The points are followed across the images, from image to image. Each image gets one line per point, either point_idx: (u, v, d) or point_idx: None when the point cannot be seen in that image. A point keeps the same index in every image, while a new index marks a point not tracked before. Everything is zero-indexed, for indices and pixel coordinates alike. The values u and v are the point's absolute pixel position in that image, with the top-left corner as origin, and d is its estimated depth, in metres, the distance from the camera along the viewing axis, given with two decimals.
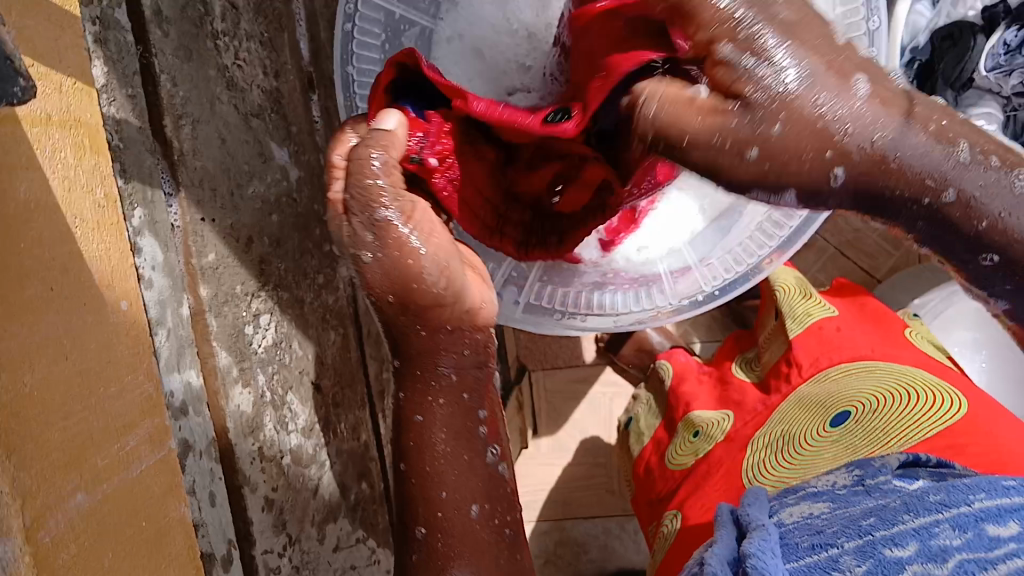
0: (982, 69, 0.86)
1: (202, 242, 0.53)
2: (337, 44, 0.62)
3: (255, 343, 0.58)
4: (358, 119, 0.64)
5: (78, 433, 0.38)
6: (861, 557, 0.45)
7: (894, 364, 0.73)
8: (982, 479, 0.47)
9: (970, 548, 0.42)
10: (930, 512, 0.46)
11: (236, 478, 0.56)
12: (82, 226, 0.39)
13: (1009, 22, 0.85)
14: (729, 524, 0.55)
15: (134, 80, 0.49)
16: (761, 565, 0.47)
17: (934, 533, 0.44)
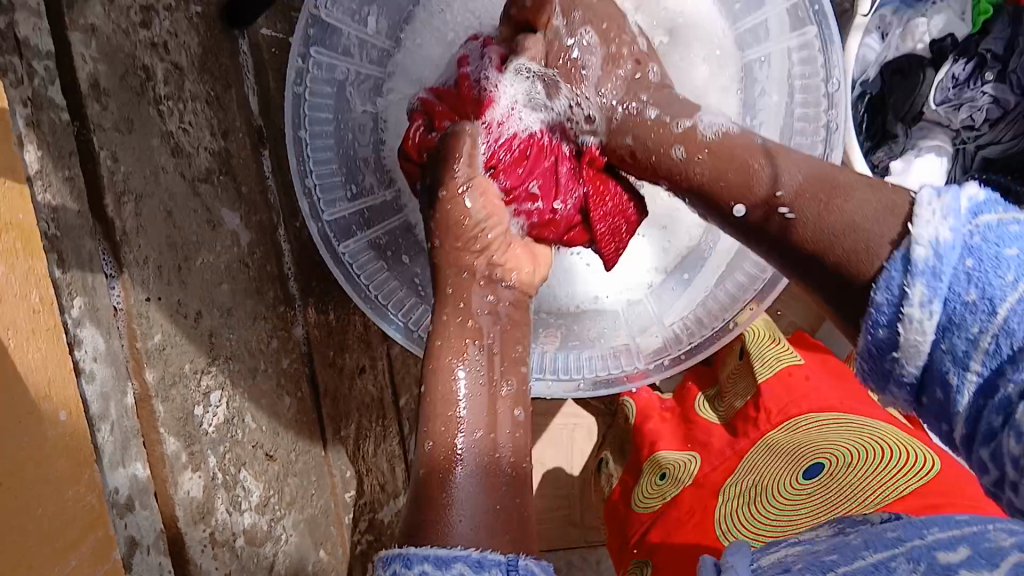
0: (931, 102, 0.86)
1: (148, 323, 0.51)
2: (288, 104, 0.60)
3: (205, 424, 0.55)
4: (311, 183, 0.62)
5: (8, 562, 0.36)
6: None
7: (869, 421, 0.73)
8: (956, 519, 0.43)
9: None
10: (894, 546, 0.41)
11: (187, 570, 0.53)
12: (15, 335, 0.37)
13: (955, 55, 0.85)
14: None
15: (71, 160, 0.46)
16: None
17: (891, 568, 0.40)
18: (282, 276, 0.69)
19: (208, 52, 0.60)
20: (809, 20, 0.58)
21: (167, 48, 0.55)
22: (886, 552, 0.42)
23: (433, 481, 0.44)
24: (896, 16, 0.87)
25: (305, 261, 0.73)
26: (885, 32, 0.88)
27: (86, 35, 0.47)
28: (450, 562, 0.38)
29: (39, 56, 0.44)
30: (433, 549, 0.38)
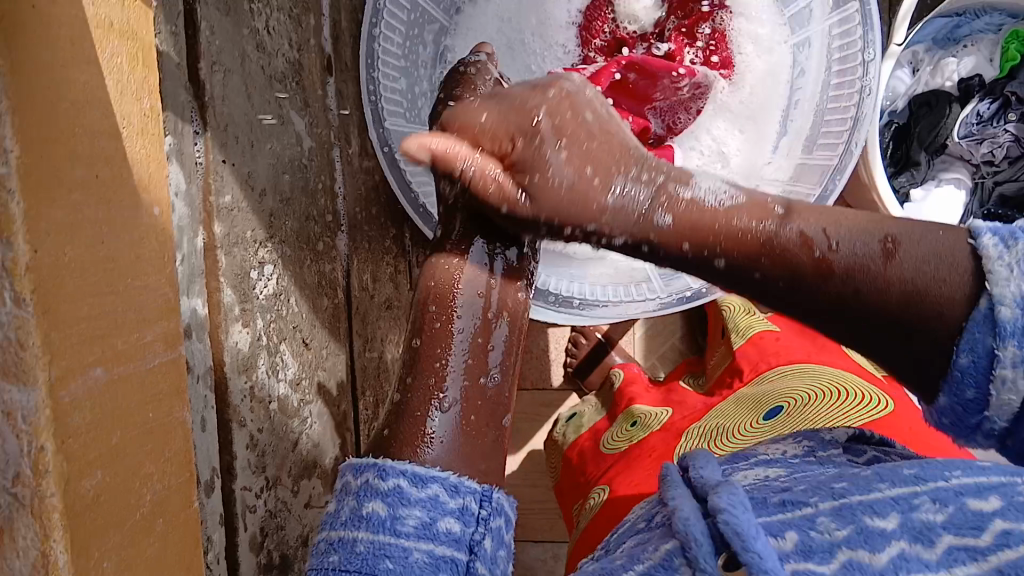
0: (955, 135, 0.99)
1: (221, 183, 0.57)
2: (366, 15, 0.66)
3: (258, 289, 0.61)
4: (378, 94, 0.69)
5: (104, 313, 0.41)
6: (841, 520, 0.40)
7: (828, 365, 0.75)
8: (952, 457, 0.43)
9: (957, 529, 0.38)
10: (907, 483, 0.42)
11: (226, 411, 0.58)
12: (128, 128, 0.43)
13: (982, 96, 0.97)
14: (678, 483, 0.46)
15: (177, 20, 0.52)
16: (729, 522, 0.40)
17: (914, 505, 0.40)
18: (335, 192, 0.75)
19: None
20: None
21: None
22: (886, 477, 0.42)
23: (416, 411, 0.51)
24: (928, 54, 1.01)
25: (354, 185, 0.80)
26: (916, 68, 1.02)
27: None
28: (427, 481, 0.45)
29: None
30: (410, 467, 0.46)
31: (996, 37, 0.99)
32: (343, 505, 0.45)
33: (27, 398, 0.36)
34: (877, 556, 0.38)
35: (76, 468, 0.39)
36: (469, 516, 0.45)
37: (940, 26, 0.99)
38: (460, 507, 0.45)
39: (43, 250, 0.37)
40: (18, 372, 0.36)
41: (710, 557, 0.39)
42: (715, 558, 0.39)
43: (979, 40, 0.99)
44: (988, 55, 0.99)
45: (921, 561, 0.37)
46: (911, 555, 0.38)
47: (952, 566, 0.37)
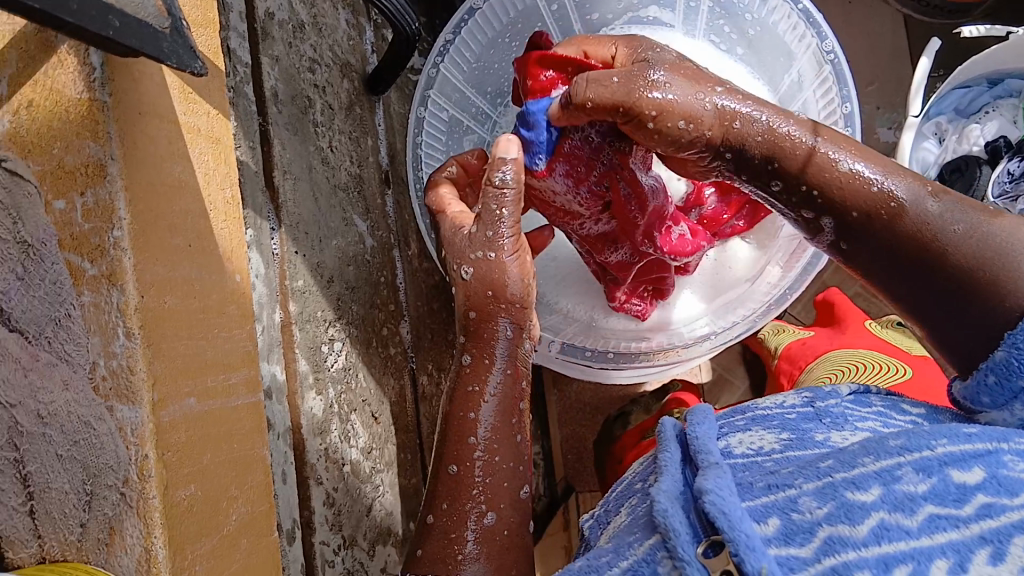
0: (990, 195, 1.02)
1: (294, 270, 0.67)
2: (411, 125, 0.78)
3: (329, 362, 0.70)
4: (423, 188, 0.79)
5: (196, 354, 0.50)
6: (822, 498, 0.38)
7: (851, 352, 0.88)
8: (938, 426, 0.42)
9: (940, 499, 0.37)
10: (892, 454, 0.40)
11: (304, 469, 0.65)
12: (214, 211, 0.54)
13: (1011, 155, 1.01)
14: (675, 445, 0.47)
15: (254, 138, 0.65)
16: (714, 502, 0.38)
17: (898, 476, 0.38)
18: (396, 286, 0.85)
19: (352, 103, 0.81)
20: (825, 62, 0.75)
21: (325, 90, 0.76)
22: (871, 448, 0.40)
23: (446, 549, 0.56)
24: (952, 124, 1.09)
25: (415, 282, 0.89)
26: (942, 137, 1.10)
27: (271, 60, 0.68)
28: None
29: (238, 63, 0.64)
30: None
31: (1016, 101, 1.05)
32: None
33: (134, 414, 0.45)
34: (857, 528, 0.36)
35: (173, 478, 0.46)
36: None
37: (959, 97, 1.08)
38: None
39: (148, 296, 0.46)
40: (128, 393, 0.45)
41: (689, 545, 0.37)
42: (694, 545, 0.37)
43: (999, 105, 1.06)
44: (1011, 118, 1.05)
45: (902, 529, 0.36)
46: (892, 523, 0.36)
47: (933, 533, 0.36)
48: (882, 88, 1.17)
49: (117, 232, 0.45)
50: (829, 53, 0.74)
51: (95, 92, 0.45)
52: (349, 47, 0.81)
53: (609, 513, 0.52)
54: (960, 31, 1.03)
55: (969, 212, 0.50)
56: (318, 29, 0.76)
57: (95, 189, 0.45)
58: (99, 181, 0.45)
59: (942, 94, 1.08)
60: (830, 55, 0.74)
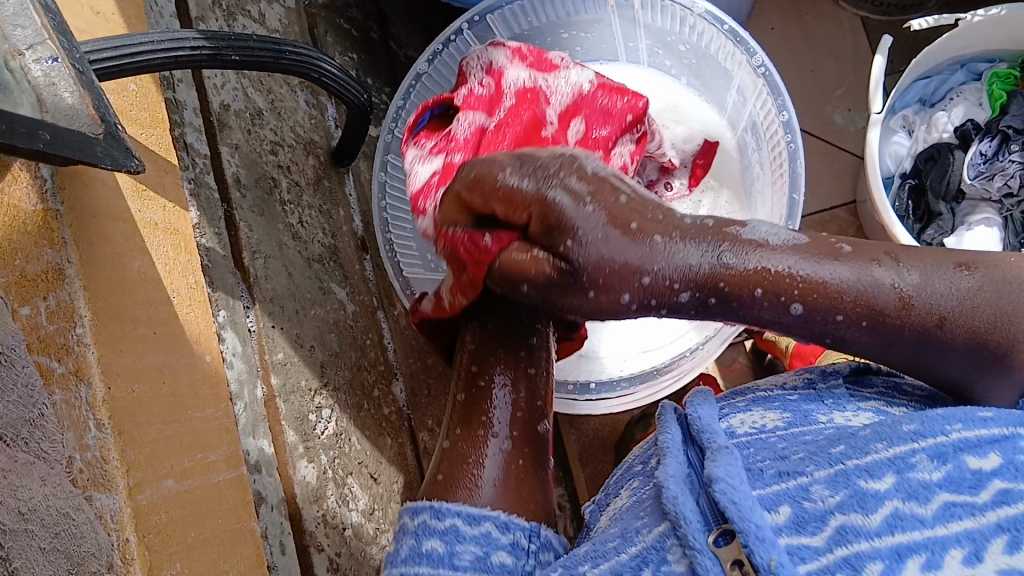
0: (966, 177, 1.03)
1: (273, 344, 0.69)
2: (375, 190, 0.81)
3: (318, 429, 0.72)
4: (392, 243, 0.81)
5: (170, 435, 0.52)
6: (833, 486, 0.41)
7: None
8: (952, 410, 0.44)
9: (955, 487, 0.39)
10: (905, 441, 0.42)
11: (303, 537, 0.66)
12: (179, 297, 0.57)
13: (982, 136, 1.03)
14: (676, 427, 0.49)
15: (219, 224, 0.68)
16: (725, 492, 0.41)
17: (912, 463, 0.41)
18: (384, 347, 0.87)
19: (320, 178, 0.84)
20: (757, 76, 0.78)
21: (290, 169, 0.79)
22: (883, 434, 0.43)
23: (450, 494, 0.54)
24: (919, 115, 1.09)
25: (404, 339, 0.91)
26: (911, 130, 1.10)
27: (230, 149, 0.71)
28: (479, 519, 0.50)
29: (197, 155, 0.68)
30: (461, 509, 0.50)
31: (979, 84, 1.07)
32: (400, 545, 0.50)
33: (112, 501, 0.47)
34: (871, 517, 0.38)
35: (156, 559, 0.48)
36: (521, 549, 0.49)
37: (923, 87, 1.09)
38: (511, 542, 0.49)
39: (115, 387, 0.49)
40: (104, 482, 0.47)
41: (699, 532, 0.40)
42: (705, 533, 0.40)
43: (963, 91, 1.07)
44: (976, 101, 1.07)
45: (916, 518, 0.38)
46: (905, 512, 0.38)
47: (948, 521, 0.38)
48: (849, 92, 1.18)
49: (79, 329, 0.48)
50: (759, 66, 0.77)
51: (48, 203, 0.48)
52: (311, 125, 0.85)
53: (608, 497, 0.57)
54: (910, 26, 1.04)
55: (937, 270, 0.48)
56: (277, 112, 0.80)
57: (55, 292, 0.47)
58: (58, 284, 0.48)
59: (904, 88, 1.09)
60: (761, 69, 0.77)
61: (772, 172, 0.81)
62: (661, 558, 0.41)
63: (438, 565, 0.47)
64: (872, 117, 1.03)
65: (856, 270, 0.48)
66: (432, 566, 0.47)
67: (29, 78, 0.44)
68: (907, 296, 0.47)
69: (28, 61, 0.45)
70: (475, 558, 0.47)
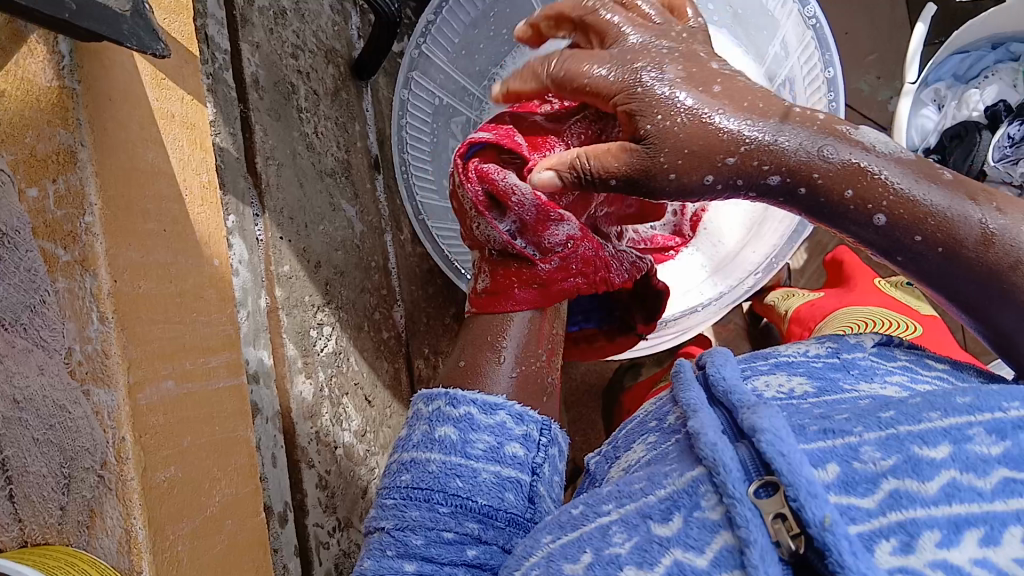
0: (990, 160, 1.01)
1: (280, 255, 0.67)
2: (396, 106, 0.79)
3: (318, 346, 0.70)
4: (407, 159, 0.80)
5: (172, 336, 0.50)
6: (886, 450, 0.36)
7: (858, 310, 0.89)
8: (1006, 387, 0.40)
9: (1016, 464, 0.35)
10: (961, 413, 0.37)
11: (294, 452, 0.65)
12: (190, 195, 0.54)
13: (1011, 119, 1.00)
14: (697, 386, 0.45)
15: (234, 124, 0.65)
16: (773, 443, 0.35)
17: (969, 436, 0.36)
18: (388, 270, 0.85)
19: (339, 89, 0.81)
20: (808, 30, 0.75)
21: (309, 76, 0.76)
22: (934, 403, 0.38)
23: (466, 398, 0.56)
24: (951, 91, 1.07)
25: (408, 266, 0.89)
26: (941, 104, 1.08)
27: (251, 47, 0.68)
28: (493, 408, 0.51)
29: (217, 50, 0.64)
30: (477, 396, 0.52)
31: (1015, 64, 1.03)
32: (414, 430, 0.52)
33: (111, 397, 0.45)
34: (926, 485, 0.34)
35: (151, 461, 0.47)
36: (533, 441, 0.51)
37: (957, 64, 1.06)
38: (524, 434, 0.51)
39: (122, 281, 0.47)
40: (103, 376, 0.45)
41: (740, 482, 0.35)
42: (745, 483, 0.35)
43: (999, 69, 1.04)
44: (1011, 81, 1.03)
45: (975, 491, 0.34)
46: (963, 483, 0.34)
47: (1008, 497, 0.34)
48: (881, 59, 1.15)
49: (88, 217, 0.45)
50: (811, 18, 0.75)
51: (65, 80, 0.45)
52: (333, 32, 0.81)
53: (619, 450, 0.55)
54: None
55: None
56: (301, 15, 0.76)
57: (66, 176, 0.45)
58: (70, 167, 0.45)
59: (940, 61, 1.06)
60: (814, 22, 0.74)
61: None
62: (694, 503, 0.36)
63: (451, 450, 0.49)
64: (906, 87, 1.00)
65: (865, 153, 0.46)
66: (443, 453, 0.49)
67: None
68: (990, 230, 0.44)
69: None
70: (492, 474, 0.48)
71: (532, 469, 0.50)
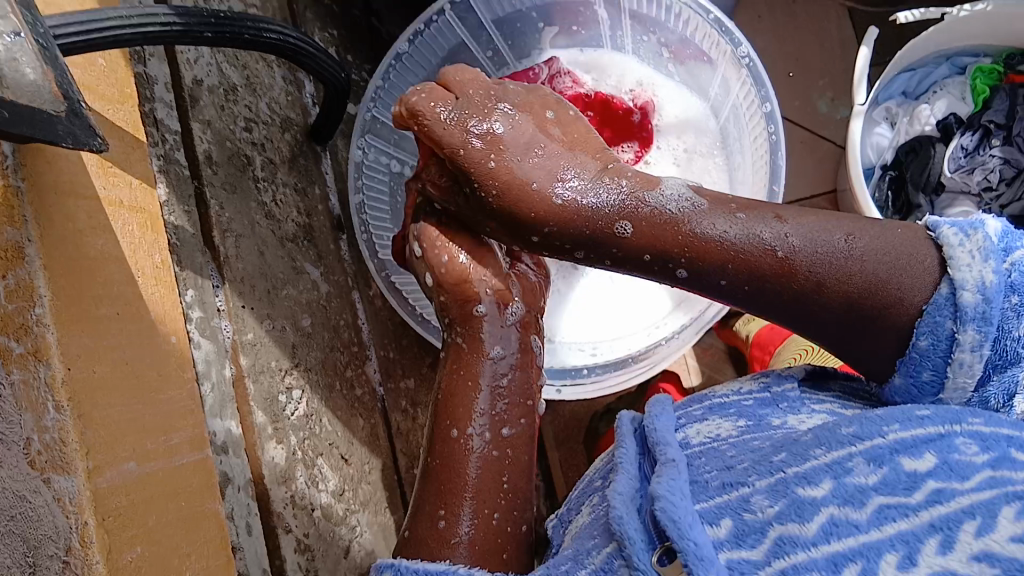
0: (946, 172, 1.02)
1: (243, 324, 0.69)
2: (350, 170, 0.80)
3: (287, 410, 0.71)
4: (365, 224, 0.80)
5: (131, 418, 0.51)
6: (774, 496, 0.41)
7: None
8: (892, 411, 0.46)
9: (889, 489, 0.40)
10: (843, 446, 0.43)
11: (270, 518, 0.66)
12: (142, 276, 0.56)
13: (962, 131, 1.02)
14: (633, 441, 0.50)
15: (189, 201, 0.67)
16: (666, 511, 0.41)
17: (849, 469, 0.41)
18: (358, 327, 0.86)
19: (297, 155, 0.83)
20: (742, 67, 0.78)
21: (264, 147, 0.78)
22: (947, 313, 0.49)
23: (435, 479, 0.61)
24: (902, 108, 1.06)
25: (378, 323, 0.90)
26: (894, 122, 1.07)
27: (202, 125, 0.70)
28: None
29: (167, 131, 0.67)
30: (423, 567, 0.53)
31: (962, 78, 1.04)
32: None
33: (70, 484, 0.46)
34: (807, 526, 0.39)
35: (115, 543, 0.48)
36: None
37: (906, 81, 1.06)
38: None
39: (75, 368, 0.48)
40: (62, 464, 0.46)
41: (644, 553, 0.41)
42: (649, 553, 0.41)
43: (946, 84, 1.04)
44: (959, 95, 1.04)
45: (852, 524, 0.39)
46: (841, 518, 0.39)
47: (883, 524, 0.38)
48: (833, 80, 1.16)
49: (38, 309, 0.46)
50: (744, 57, 0.78)
51: (10, 179, 0.46)
52: (287, 102, 0.83)
53: (569, 513, 0.56)
54: (895, 20, 0.99)
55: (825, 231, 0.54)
56: (253, 89, 0.78)
57: (14, 272, 0.46)
58: (17, 262, 0.46)
59: (889, 80, 1.05)
60: (746, 60, 0.77)
61: (755, 164, 0.83)
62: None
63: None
64: (856, 109, 0.99)
65: (745, 225, 0.56)
66: None
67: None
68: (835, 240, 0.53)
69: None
70: None
71: None
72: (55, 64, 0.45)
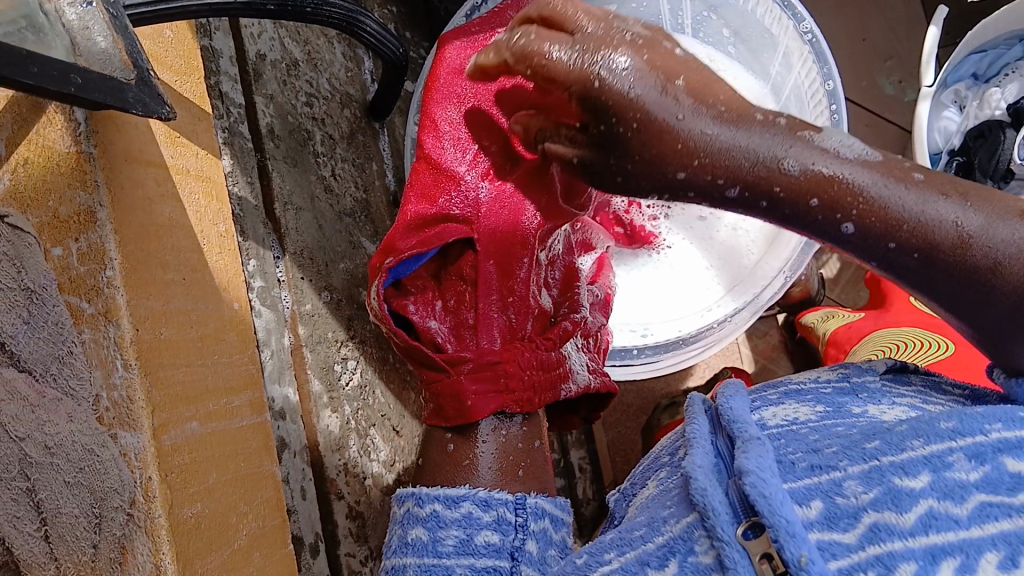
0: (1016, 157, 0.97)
1: (302, 295, 0.70)
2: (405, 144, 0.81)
3: (343, 380, 0.73)
4: None
5: (196, 380, 0.53)
6: (868, 483, 0.38)
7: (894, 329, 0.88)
8: (992, 408, 0.40)
9: (992, 488, 0.37)
10: (944, 439, 0.39)
11: (324, 483, 0.68)
12: (207, 243, 0.58)
13: None
14: (704, 419, 0.47)
15: (252, 173, 0.69)
16: (756, 486, 0.38)
17: (948, 463, 0.38)
18: None
19: (356, 131, 0.84)
20: (805, 41, 0.78)
21: (324, 122, 0.79)
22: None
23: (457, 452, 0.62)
24: (971, 90, 1.04)
25: None
26: (962, 105, 1.05)
27: (265, 99, 0.71)
28: (457, 502, 0.53)
29: (232, 104, 0.69)
30: (443, 492, 0.54)
31: None
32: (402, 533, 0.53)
33: (137, 439, 0.48)
34: (904, 516, 0.36)
35: (177, 498, 0.49)
36: (508, 525, 0.52)
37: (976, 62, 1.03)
38: (496, 519, 0.52)
39: (144, 327, 0.49)
40: (129, 420, 0.48)
41: (727, 525, 0.38)
42: (734, 526, 0.38)
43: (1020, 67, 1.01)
44: None
45: (951, 519, 0.36)
46: (940, 512, 0.36)
47: (984, 523, 0.36)
48: (901, 63, 1.12)
49: (108, 271, 0.48)
50: (807, 33, 0.77)
51: (82, 145, 0.48)
52: (347, 78, 0.84)
53: (635, 487, 0.56)
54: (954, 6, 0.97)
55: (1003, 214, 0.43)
56: (314, 64, 0.79)
57: (87, 234, 0.48)
58: (90, 227, 0.48)
59: (959, 60, 1.03)
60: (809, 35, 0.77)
61: None
62: (687, 549, 0.40)
63: (425, 553, 0.51)
64: (923, 91, 0.96)
65: (922, 193, 0.44)
66: (418, 556, 0.51)
67: (64, 20, 0.45)
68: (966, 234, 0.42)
69: (63, 4, 0.45)
70: (466, 568, 0.49)
71: (512, 555, 0.50)
72: (125, 31, 0.46)
